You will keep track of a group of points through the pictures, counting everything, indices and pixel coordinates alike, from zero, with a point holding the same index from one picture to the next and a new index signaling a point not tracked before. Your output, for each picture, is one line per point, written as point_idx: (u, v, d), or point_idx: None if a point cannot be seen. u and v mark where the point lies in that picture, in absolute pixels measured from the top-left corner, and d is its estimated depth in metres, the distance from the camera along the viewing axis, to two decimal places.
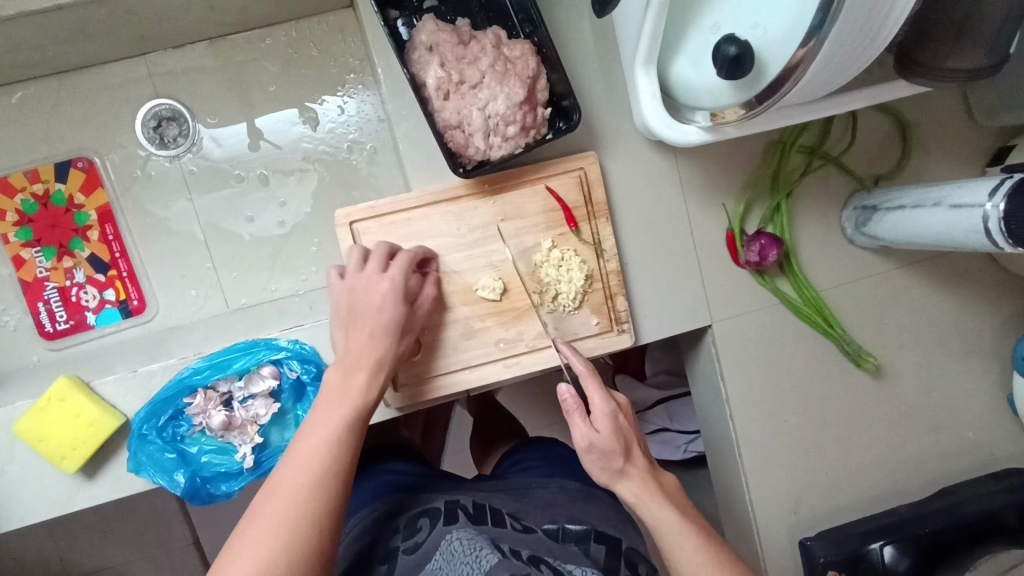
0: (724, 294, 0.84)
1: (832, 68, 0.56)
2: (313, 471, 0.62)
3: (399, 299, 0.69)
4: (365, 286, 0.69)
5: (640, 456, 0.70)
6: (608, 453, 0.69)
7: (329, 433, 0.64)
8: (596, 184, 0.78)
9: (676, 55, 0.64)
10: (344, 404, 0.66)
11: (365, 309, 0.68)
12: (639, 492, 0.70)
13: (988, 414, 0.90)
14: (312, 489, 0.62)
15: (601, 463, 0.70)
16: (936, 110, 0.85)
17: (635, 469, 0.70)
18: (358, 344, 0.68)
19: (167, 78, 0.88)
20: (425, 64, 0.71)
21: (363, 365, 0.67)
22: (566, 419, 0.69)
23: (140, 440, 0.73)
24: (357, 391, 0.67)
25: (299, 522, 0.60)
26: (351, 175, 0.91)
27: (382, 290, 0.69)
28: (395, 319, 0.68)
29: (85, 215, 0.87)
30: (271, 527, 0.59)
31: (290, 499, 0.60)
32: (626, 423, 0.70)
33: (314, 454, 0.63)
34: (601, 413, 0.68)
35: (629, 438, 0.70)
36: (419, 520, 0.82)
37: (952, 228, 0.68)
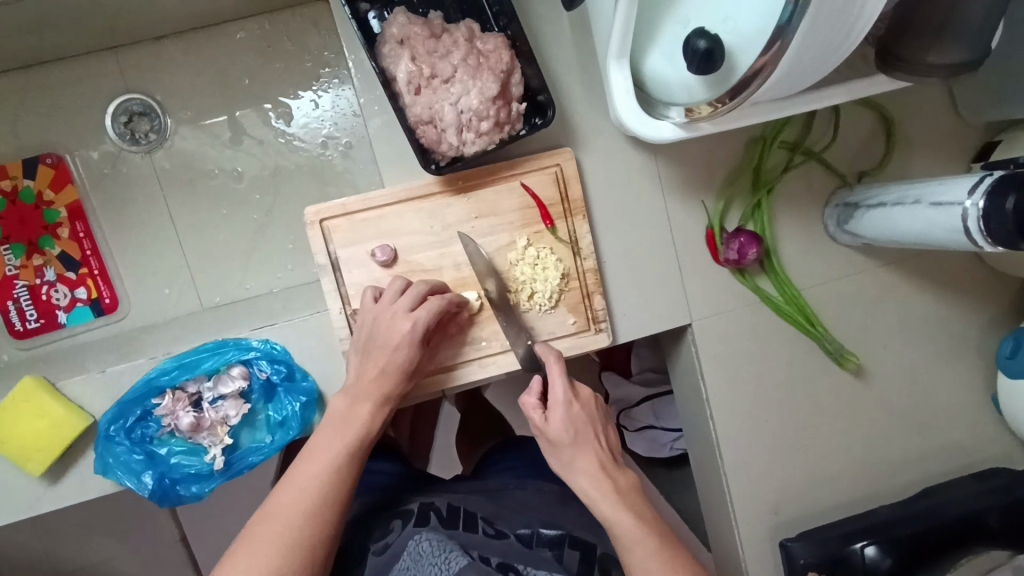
0: (704, 293, 0.83)
1: (808, 62, 0.54)
2: (314, 494, 0.66)
3: (418, 341, 0.69)
4: (386, 321, 0.69)
5: (597, 450, 0.70)
6: (563, 444, 0.70)
7: (329, 459, 0.67)
8: (572, 181, 0.77)
9: (650, 50, 0.62)
10: (347, 432, 0.69)
11: (380, 345, 0.69)
12: (592, 486, 0.69)
13: (971, 413, 0.89)
14: (312, 511, 0.65)
15: (557, 456, 0.71)
16: (921, 105, 0.84)
17: (590, 462, 0.70)
18: (368, 377, 0.69)
19: (138, 72, 0.86)
20: (395, 57, 0.70)
21: (370, 398, 0.69)
22: (524, 406, 0.70)
23: (108, 441, 0.72)
24: (360, 423, 0.69)
25: (295, 541, 0.64)
26: (327, 171, 0.90)
27: (403, 331, 0.68)
28: (408, 359, 0.69)
29: (54, 212, 0.85)
30: (265, 540, 0.63)
31: (291, 519, 0.64)
32: (581, 416, 0.70)
33: (316, 477, 0.66)
34: (558, 403, 0.69)
35: (586, 431, 0.70)
36: (393, 521, 0.84)
37: (931, 227, 0.67)
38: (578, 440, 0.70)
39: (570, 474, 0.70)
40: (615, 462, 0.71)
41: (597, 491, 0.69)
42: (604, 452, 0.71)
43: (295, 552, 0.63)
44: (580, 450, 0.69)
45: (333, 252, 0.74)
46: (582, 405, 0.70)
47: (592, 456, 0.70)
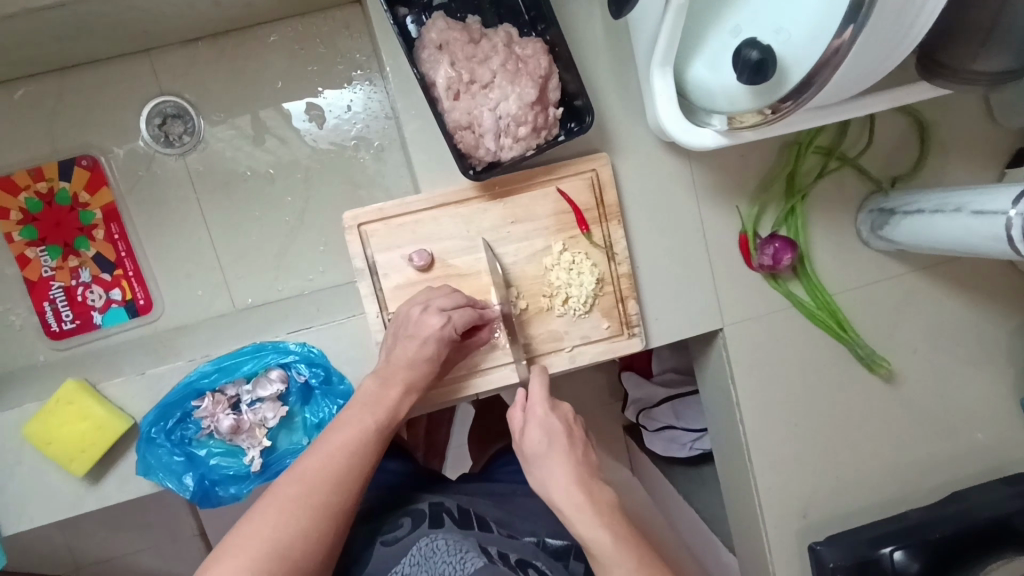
0: (736, 298, 0.83)
1: (859, 70, 0.54)
2: (337, 465, 0.65)
3: (447, 338, 0.69)
4: (416, 315, 0.69)
5: (572, 461, 0.68)
6: (537, 454, 0.68)
7: (355, 433, 0.67)
8: (608, 186, 0.77)
9: (694, 57, 0.62)
10: (377, 413, 0.69)
11: (409, 339, 0.69)
12: (563, 496, 0.66)
13: (999, 418, 0.90)
14: (335, 482, 0.65)
15: (532, 465, 0.69)
16: (956, 110, 0.83)
17: (563, 472, 0.67)
18: (397, 362, 0.70)
19: (171, 74, 0.86)
20: (435, 62, 0.69)
21: (398, 382, 0.70)
22: (507, 417, 0.71)
23: (149, 443, 0.73)
24: (389, 406, 0.69)
25: (315, 507, 0.63)
26: (358, 174, 0.90)
27: (432, 328, 0.68)
28: (437, 353, 0.70)
29: (89, 214, 0.86)
30: (282, 503, 0.62)
31: (313, 485, 0.63)
32: (559, 426, 0.69)
33: (340, 449, 0.66)
34: (537, 412, 0.69)
35: (562, 441, 0.68)
36: (402, 518, 0.81)
37: (972, 236, 0.67)
38: (553, 449, 0.68)
39: (544, 484, 0.68)
40: (592, 476, 0.68)
41: (567, 502, 0.66)
42: (580, 465, 0.68)
43: (314, 520, 0.62)
44: (555, 460, 0.67)
45: (371, 257, 0.74)
46: (559, 419, 0.69)
47: (565, 467, 0.67)
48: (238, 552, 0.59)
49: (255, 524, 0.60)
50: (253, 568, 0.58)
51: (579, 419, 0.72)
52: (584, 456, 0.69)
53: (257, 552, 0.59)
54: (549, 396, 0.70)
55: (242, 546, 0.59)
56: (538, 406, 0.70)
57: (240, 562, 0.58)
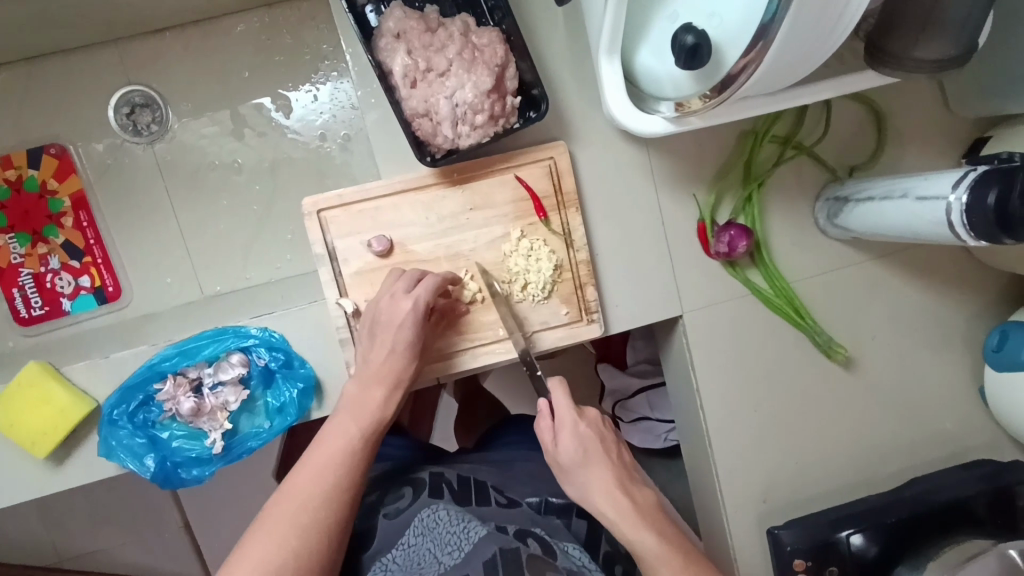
0: (696, 286, 0.84)
1: (794, 56, 0.55)
2: (326, 480, 0.67)
3: (421, 319, 0.70)
4: (385, 303, 0.70)
5: (608, 468, 0.70)
6: (573, 463, 0.70)
7: (341, 444, 0.69)
8: (566, 173, 0.78)
9: (640, 45, 0.63)
10: (360, 416, 0.70)
11: (383, 330, 0.71)
12: (606, 502, 0.69)
13: (957, 403, 0.91)
14: (325, 498, 0.66)
15: (568, 475, 0.71)
16: (912, 100, 0.85)
17: (600, 479, 0.69)
18: (380, 358, 0.71)
19: (138, 64, 0.88)
20: (391, 51, 0.71)
21: (380, 381, 0.71)
22: (536, 429, 0.72)
23: (111, 425, 0.74)
24: (375, 406, 0.71)
25: (308, 526, 0.64)
26: (325, 163, 0.92)
27: (404, 314, 0.69)
28: (414, 339, 0.71)
29: (58, 202, 0.87)
30: (278, 527, 0.63)
31: (301, 501, 0.65)
32: (590, 434, 0.70)
33: (329, 465, 0.67)
34: (569, 422, 0.70)
35: (597, 447, 0.70)
36: (404, 487, 0.82)
37: (917, 220, 0.68)
38: (589, 457, 0.70)
39: (584, 492, 0.70)
40: (629, 478, 0.71)
41: (612, 508, 0.68)
42: (616, 470, 0.70)
43: (304, 537, 0.63)
44: (591, 467, 0.69)
45: (330, 243, 0.75)
46: (588, 424, 0.71)
47: (603, 473, 0.69)
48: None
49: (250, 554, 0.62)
50: None
51: (608, 421, 0.74)
52: (618, 459, 0.72)
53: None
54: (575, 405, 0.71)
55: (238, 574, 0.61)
56: (567, 415, 0.70)
57: None
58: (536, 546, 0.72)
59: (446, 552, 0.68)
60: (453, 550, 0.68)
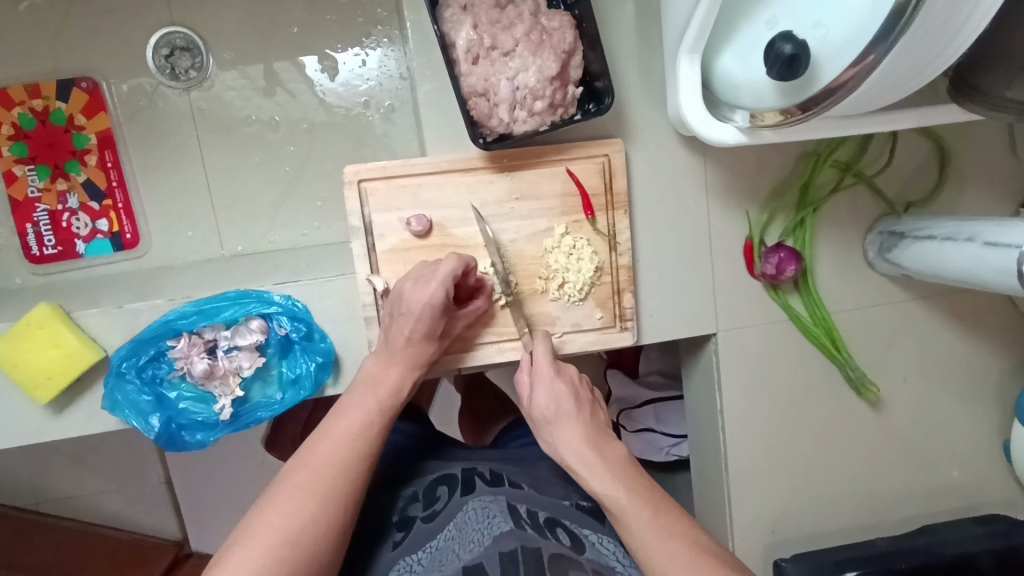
0: (734, 305, 0.82)
1: (889, 82, 0.52)
2: (345, 450, 0.63)
3: (439, 311, 0.67)
4: (406, 291, 0.68)
5: (582, 424, 0.68)
6: (547, 416, 0.69)
7: (360, 415, 0.66)
8: (618, 173, 0.75)
9: (724, 48, 0.60)
10: (378, 392, 0.67)
11: (401, 315, 0.68)
12: (574, 458, 0.66)
13: (980, 455, 0.89)
14: (342, 468, 0.62)
15: (542, 430, 0.70)
16: (980, 142, 0.82)
17: (574, 435, 0.67)
18: (398, 341, 0.68)
19: (184, 5, 0.84)
20: (457, 23, 0.67)
21: (399, 361, 0.69)
22: (515, 382, 0.72)
23: (118, 378, 0.70)
24: (391, 382, 0.68)
25: (326, 491, 0.60)
26: (366, 132, 0.88)
27: (423, 302, 0.67)
28: (433, 327, 0.68)
29: (84, 138, 0.83)
30: (292, 491, 0.59)
31: (321, 468, 0.61)
32: (566, 390, 0.69)
33: (346, 435, 0.64)
34: (543, 375, 0.70)
35: (570, 403, 0.69)
36: (438, 488, 0.78)
37: (980, 266, 0.65)
38: (562, 411, 0.68)
39: (555, 448, 0.68)
40: (602, 436, 0.68)
41: (580, 465, 0.66)
42: (589, 426, 0.68)
43: (323, 503, 0.59)
44: (563, 424, 0.67)
45: (367, 216, 0.72)
46: (564, 379, 0.70)
47: (575, 428, 0.67)
48: (250, 539, 0.56)
49: (263, 520, 0.57)
50: (265, 555, 0.55)
51: (586, 380, 0.73)
52: (593, 416, 0.69)
53: (268, 541, 0.56)
54: (553, 360, 0.71)
55: (254, 536, 0.56)
56: (543, 370, 0.70)
57: (252, 551, 0.55)
58: (565, 543, 0.70)
59: (466, 548, 0.64)
60: (472, 546, 0.64)
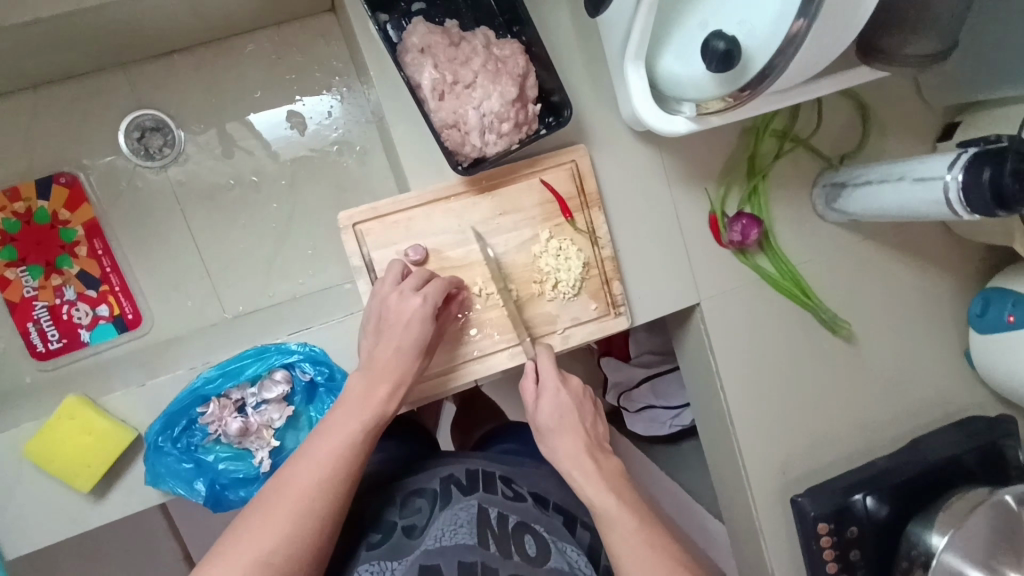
0: (710, 275, 0.89)
1: (810, 59, 0.61)
2: (322, 472, 0.65)
3: (429, 319, 0.70)
4: (392, 302, 0.70)
5: (582, 435, 0.74)
6: (549, 424, 0.75)
7: (341, 440, 0.67)
8: (587, 175, 0.81)
9: (664, 51, 0.68)
10: (363, 412, 0.68)
11: (389, 327, 0.70)
12: (572, 465, 0.73)
13: (948, 367, 0.99)
14: (321, 489, 0.65)
15: (544, 435, 0.76)
16: (892, 93, 0.92)
17: (573, 445, 0.74)
18: (385, 357, 0.69)
19: (148, 87, 0.87)
20: (418, 65, 0.73)
21: (385, 379, 0.69)
22: (520, 387, 0.77)
23: (157, 452, 0.72)
24: (376, 401, 0.69)
25: (303, 514, 0.63)
26: (342, 178, 0.92)
27: (410, 312, 0.69)
28: (420, 337, 0.70)
29: (71, 231, 0.85)
30: (271, 514, 0.63)
31: (299, 494, 0.64)
32: (569, 401, 0.75)
33: (326, 455, 0.66)
34: (550, 386, 0.75)
35: (572, 414, 0.75)
36: (416, 498, 0.83)
37: (913, 201, 0.75)
38: (565, 422, 0.74)
39: (555, 454, 0.74)
40: (599, 449, 0.75)
41: (577, 471, 0.72)
42: (589, 440, 0.75)
43: (297, 523, 0.63)
44: (566, 434, 0.74)
45: (367, 255, 0.77)
46: (568, 391, 0.76)
47: (576, 440, 0.74)
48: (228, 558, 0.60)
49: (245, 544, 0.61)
50: None
51: (588, 391, 0.79)
52: (591, 428, 0.76)
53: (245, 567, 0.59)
54: (559, 372, 0.76)
55: (232, 555, 0.60)
56: (550, 382, 0.76)
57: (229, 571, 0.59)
58: (529, 552, 0.75)
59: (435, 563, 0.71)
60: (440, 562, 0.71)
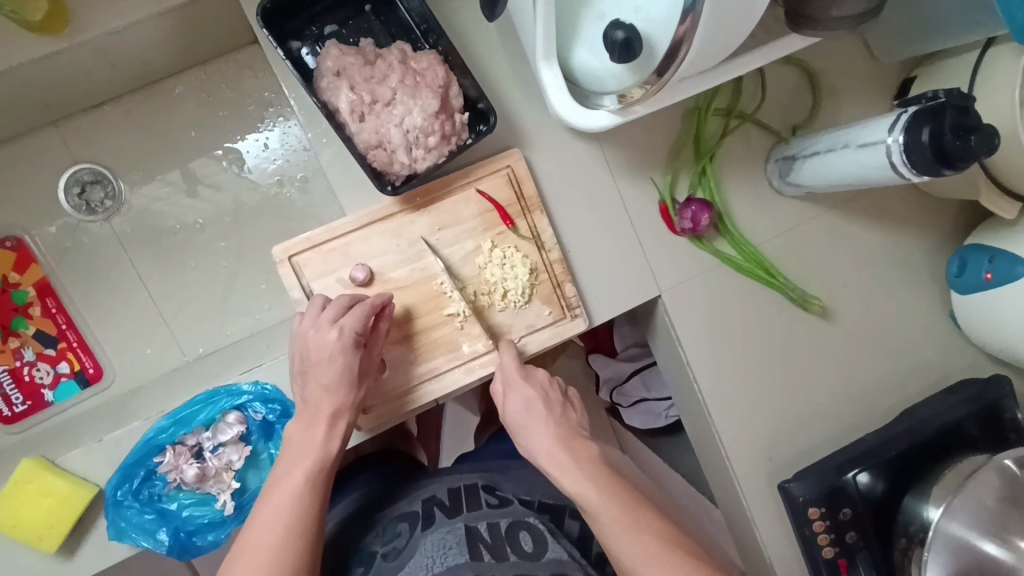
0: (668, 264, 0.87)
1: (719, 37, 0.58)
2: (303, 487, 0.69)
3: (350, 345, 0.70)
4: (315, 337, 0.71)
5: (553, 425, 0.75)
6: (520, 423, 0.76)
7: (314, 449, 0.70)
8: (525, 178, 0.80)
9: (575, 45, 0.65)
10: (310, 448, 0.70)
11: (317, 363, 0.70)
12: (547, 458, 0.73)
13: (933, 331, 0.95)
14: (302, 502, 0.68)
15: (517, 433, 0.76)
16: (838, 54, 0.88)
17: (545, 437, 0.74)
18: (316, 394, 0.71)
19: (82, 142, 0.87)
20: (334, 89, 0.72)
21: (321, 418, 0.70)
22: (491, 391, 0.79)
23: (117, 506, 0.72)
24: (319, 439, 0.70)
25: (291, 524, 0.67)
26: (287, 209, 0.91)
27: (331, 342, 0.70)
28: (346, 366, 0.70)
29: (22, 293, 0.85)
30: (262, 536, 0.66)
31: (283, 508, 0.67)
32: (537, 395, 0.76)
33: (305, 472, 0.69)
34: (515, 383, 0.76)
35: (542, 408, 0.76)
36: (399, 524, 0.86)
37: (862, 167, 0.71)
38: (533, 416, 0.75)
39: (529, 450, 0.75)
40: (573, 436, 0.75)
41: (552, 463, 0.73)
42: (561, 428, 0.75)
43: (290, 538, 0.66)
44: (536, 425, 0.75)
45: (307, 286, 0.76)
46: (535, 386, 0.77)
47: (547, 431, 0.75)
48: None
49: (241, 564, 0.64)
50: None
51: (557, 381, 0.80)
52: (562, 417, 0.77)
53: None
54: (522, 367, 0.77)
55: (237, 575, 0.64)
56: (516, 380, 0.77)
57: None
58: (526, 549, 0.81)
59: None
60: None
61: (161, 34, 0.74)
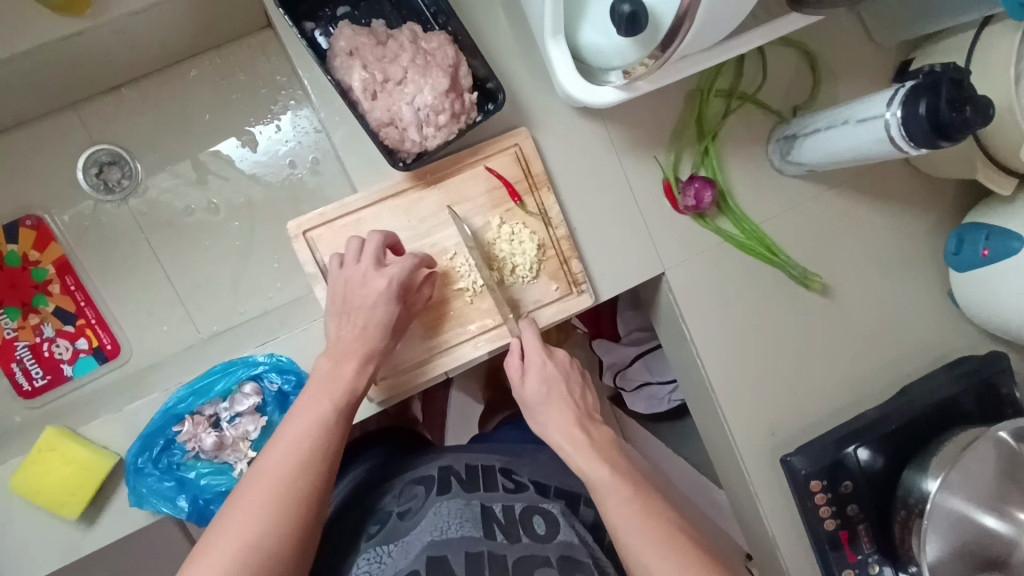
0: (672, 242, 0.89)
1: (722, 13, 0.60)
2: (314, 431, 0.69)
3: (394, 287, 0.72)
4: (355, 278, 0.73)
5: (570, 405, 0.77)
6: (538, 400, 0.77)
7: (326, 396, 0.71)
8: (532, 157, 0.82)
9: (582, 23, 0.68)
10: (335, 387, 0.71)
11: (355, 304, 0.73)
12: (563, 436, 0.75)
13: (932, 310, 0.97)
14: (313, 447, 0.69)
15: (535, 412, 0.78)
16: (838, 37, 0.90)
17: (562, 416, 0.76)
18: (350, 334, 0.73)
19: (100, 123, 0.89)
20: (348, 68, 0.74)
21: (351, 356, 0.72)
22: (505, 367, 0.79)
23: (137, 473, 0.75)
24: (345, 379, 0.72)
25: (297, 466, 0.67)
26: (299, 190, 0.94)
27: (368, 280, 0.72)
28: (385, 308, 0.73)
29: (42, 271, 0.88)
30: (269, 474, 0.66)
31: (293, 450, 0.67)
32: (556, 374, 0.78)
33: (317, 416, 0.70)
34: (536, 361, 0.78)
35: (561, 388, 0.78)
36: (415, 487, 0.86)
37: (861, 142, 0.73)
38: (551, 394, 0.77)
39: (545, 428, 0.77)
40: (589, 418, 0.78)
41: (569, 442, 0.75)
42: (577, 409, 0.78)
43: (298, 479, 0.66)
44: (554, 405, 0.77)
45: (321, 261, 0.78)
46: (554, 364, 0.79)
47: (565, 411, 0.77)
48: (236, 519, 0.63)
49: (246, 499, 0.65)
50: (248, 534, 0.62)
51: (575, 365, 0.82)
52: (579, 400, 0.79)
53: (254, 516, 0.63)
54: (543, 346, 0.79)
55: (240, 510, 0.64)
56: (536, 357, 0.78)
57: (236, 529, 0.62)
58: (538, 532, 0.78)
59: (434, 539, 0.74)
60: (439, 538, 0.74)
61: (180, 17, 0.77)
